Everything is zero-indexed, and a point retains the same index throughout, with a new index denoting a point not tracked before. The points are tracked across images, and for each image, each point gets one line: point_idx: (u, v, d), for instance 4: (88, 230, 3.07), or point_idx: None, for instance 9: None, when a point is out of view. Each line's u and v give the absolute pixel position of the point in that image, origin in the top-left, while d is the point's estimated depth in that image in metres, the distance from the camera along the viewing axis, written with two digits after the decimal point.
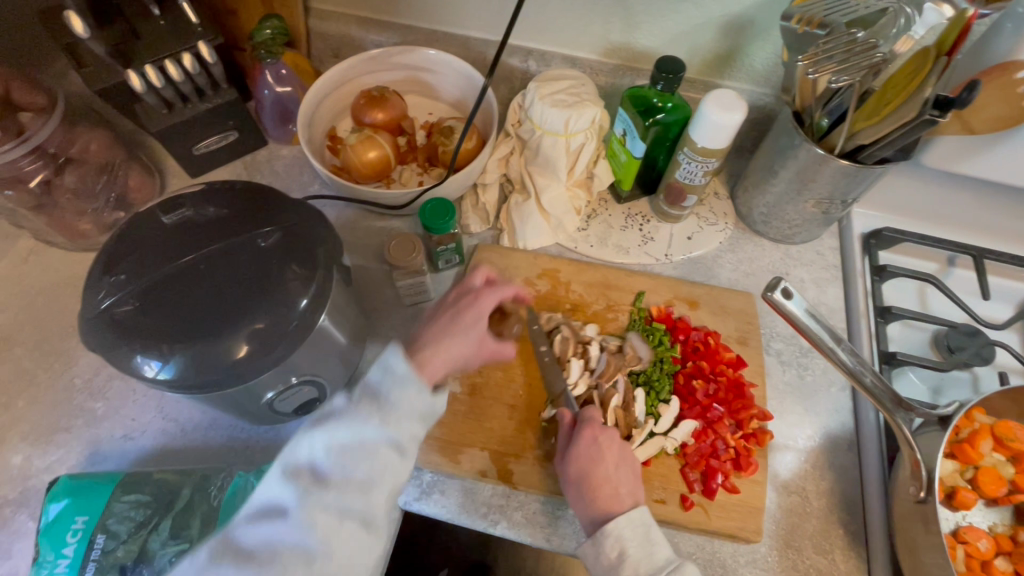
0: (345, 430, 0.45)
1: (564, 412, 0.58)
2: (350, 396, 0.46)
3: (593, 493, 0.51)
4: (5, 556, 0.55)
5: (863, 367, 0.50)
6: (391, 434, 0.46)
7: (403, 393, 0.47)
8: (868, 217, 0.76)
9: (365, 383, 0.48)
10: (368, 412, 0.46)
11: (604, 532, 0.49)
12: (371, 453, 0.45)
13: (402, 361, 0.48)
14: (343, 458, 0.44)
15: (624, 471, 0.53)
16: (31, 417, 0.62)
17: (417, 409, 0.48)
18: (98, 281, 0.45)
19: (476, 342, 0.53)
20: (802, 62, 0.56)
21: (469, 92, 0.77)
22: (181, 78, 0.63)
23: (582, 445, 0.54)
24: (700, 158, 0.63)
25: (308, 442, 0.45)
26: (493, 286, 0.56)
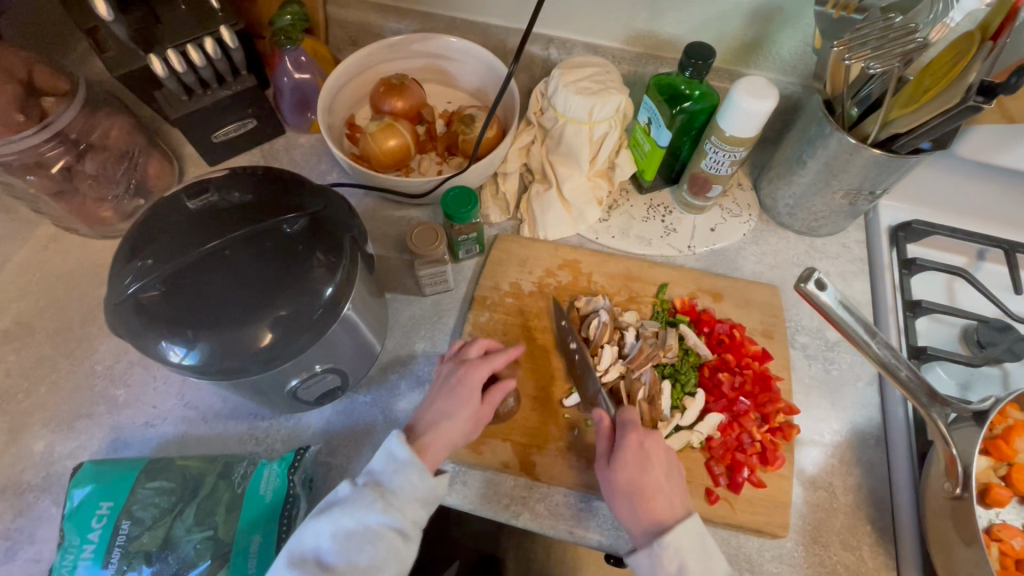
0: (350, 518, 0.46)
1: (601, 414, 0.56)
2: (355, 483, 0.48)
3: (646, 502, 0.51)
4: (30, 542, 0.55)
5: (898, 361, 0.49)
6: (393, 518, 0.47)
7: (405, 478, 0.49)
8: (896, 209, 0.74)
9: (368, 473, 0.50)
10: (373, 498, 0.47)
11: (663, 546, 0.49)
12: (374, 539, 0.46)
13: (403, 446, 0.50)
14: (349, 544, 0.45)
15: (672, 479, 0.52)
16: (54, 403, 0.62)
17: (418, 495, 0.49)
18: (125, 266, 0.45)
19: (472, 416, 0.54)
20: (837, 48, 0.55)
21: (490, 81, 0.76)
22: (203, 64, 0.63)
23: (630, 453, 0.52)
24: (727, 147, 0.62)
25: (314, 530, 0.46)
26: (488, 357, 0.57)
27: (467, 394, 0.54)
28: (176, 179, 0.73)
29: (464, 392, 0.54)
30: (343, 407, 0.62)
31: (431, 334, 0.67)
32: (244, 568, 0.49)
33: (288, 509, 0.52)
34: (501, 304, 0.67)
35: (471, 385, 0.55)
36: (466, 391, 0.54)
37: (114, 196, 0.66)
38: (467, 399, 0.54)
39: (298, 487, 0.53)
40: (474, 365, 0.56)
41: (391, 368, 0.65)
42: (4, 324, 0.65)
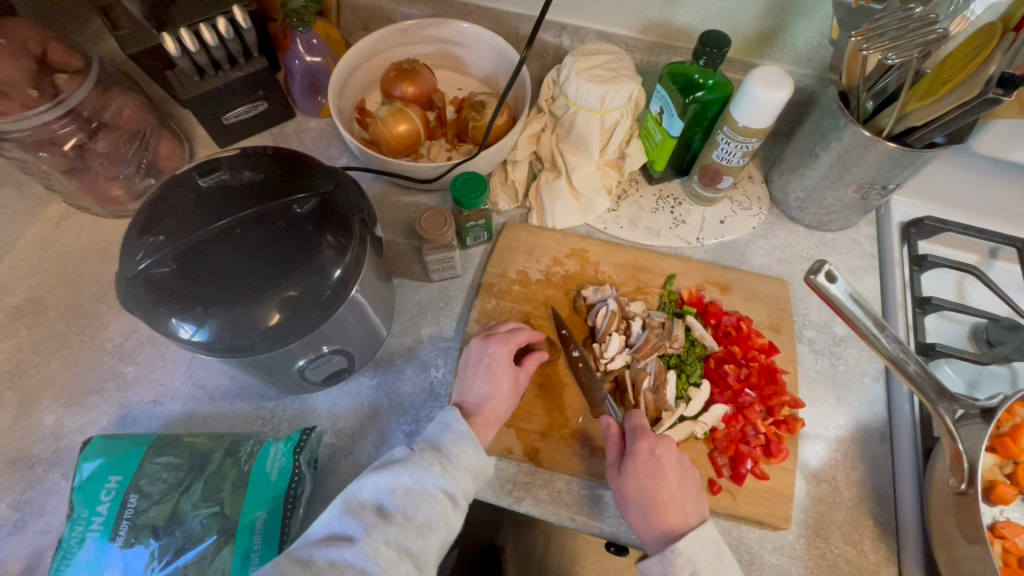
0: (409, 476, 0.48)
1: (609, 421, 0.56)
2: (413, 446, 0.50)
3: (658, 510, 0.51)
4: (39, 513, 0.56)
5: (907, 356, 0.48)
6: (449, 484, 0.49)
7: (462, 448, 0.51)
8: (908, 205, 0.74)
9: (425, 439, 0.52)
10: (432, 461, 0.49)
11: (675, 552, 0.49)
12: (429, 500, 0.48)
13: (460, 421, 0.52)
14: (406, 499, 0.47)
15: (685, 485, 0.52)
16: (63, 378, 0.63)
17: (471, 467, 0.51)
18: (136, 242, 0.45)
19: (509, 387, 0.57)
20: (854, 36, 0.54)
21: (501, 68, 0.75)
22: (215, 43, 0.63)
23: (641, 460, 0.52)
24: (739, 138, 0.61)
25: (374, 482, 0.48)
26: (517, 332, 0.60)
27: (505, 365, 0.57)
28: (186, 160, 0.74)
29: (499, 364, 0.57)
30: (349, 389, 0.62)
31: (438, 320, 0.67)
32: (249, 544, 0.49)
33: (293, 488, 0.52)
34: (508, 291, 0.67)
35: (505, 357, 0.58)
36: (503, 364, 0.57)
37: (125, 174, 0.66)
38: (504, 371, 0.57)
39: (304, 467, 0.53)
40: (504, 339, 0.59)
41: (397, 352, 0.65)
42: (14, 300, 0.66)
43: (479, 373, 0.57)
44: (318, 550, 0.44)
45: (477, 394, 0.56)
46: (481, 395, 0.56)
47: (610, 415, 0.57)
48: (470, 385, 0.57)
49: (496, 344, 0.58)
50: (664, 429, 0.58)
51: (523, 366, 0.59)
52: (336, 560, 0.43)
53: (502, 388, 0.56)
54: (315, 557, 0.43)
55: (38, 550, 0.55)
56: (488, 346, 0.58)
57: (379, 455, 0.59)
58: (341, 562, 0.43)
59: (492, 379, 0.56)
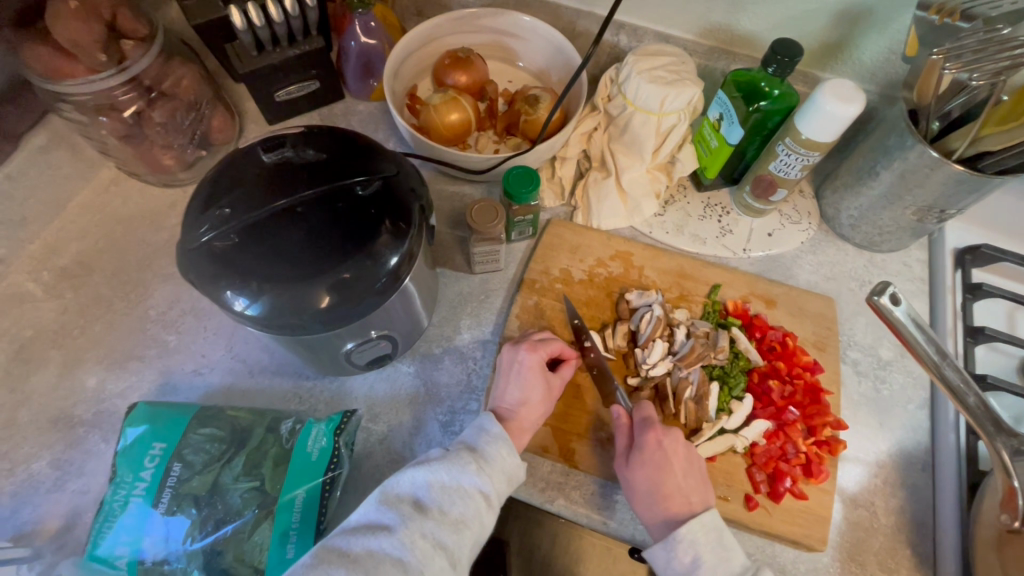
0: (446, 472, 0.48)
1: (618, 410, 0.56)
2: (448, 445, 0.50)
3: (663, 499, 0.51)
4: (78, 474, 0.57)
5: (966, 387, 0.47)
6: (484, 482, 0.48)
7: (498, 449, 0.50)
8: (963, 231, 0.71)
9: (461, 440, 0.52)
10: (468, 459, 0.49)
11: (677, 537, 0.49)
12: (465, 497, 0.47)
13: (495, 423, 0.52)
14: (443, 495, 0.47)
15: (690, 475, 0.52)
16: (107, 342, 0.63)
17: (506, 468, 0.50)
18: (202, 214, 0.46)
19: (542, 389, 0.56)
20: (934, 56, 0.53)
21: (556, 62, 0.74)
22: (279, 19, 0.62)
23: (649, 451, 0.53)
24: (802, 150, 0.60)
25: (411, 476, 0.48)
26: (547, 339, 0.60)
27: (535, 374, 0.56)
28: (236, 134, 0.74)
29: (529, 372, 0.56)
30: (387, 374, 0.62)
31: (477, 312, 0.67)
32: (289, 521, 0.50)
33: (332, 470, 0.52)
34: (550, 289, 0.66)
35: (535, 364, 0.57)
36: (535, 372, 0.56)
37: (179, 145, 0.67)
38: (536, 378, 0.56)
39: (343, 449, 0.53)
40: (534, 346, 0.58)
41: (436, 341, 0.65)
42: (63, 261, 0.67)
43: (511, 379, 0.56)
44: (355, 538, 0.44)
45: (510, 399, 0.55)
46: (513, 402, 0.55)
47: (619, 404, 0.57)
48: (502, 391, 0.56)
49: (526, 352, 0.57)
50: (703, 440, 0.57)
51: (557, 374, 0.58)
52: (374, 548, 0.43)
53: (533, 394, 0.56)
54: (353, 545, 0.43)
55: (77, 509, 0.56)
56: (518, 353, 0.57)
57: (414, 443, 0.59)
58: (378, 551, 0.43)
59: (524, 385, 0.56)
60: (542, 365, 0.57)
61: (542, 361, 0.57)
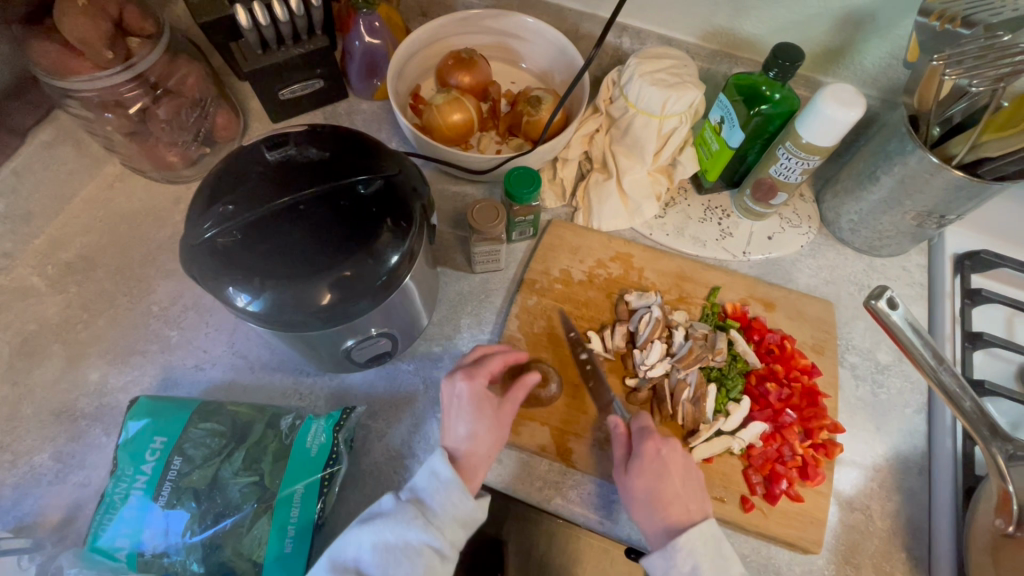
0: (390, 531, 0.47)
1: (617, 421, 0.56)
2: (396, 498, 0.49)
3: (663, 507, 0.51)
4: (80, 466, 0.58)
5: (963, 391, 0.47)
6: (432, 538, 0.47)
7: (446, 500, 0.48)
8: (963, 237, 0.72)
9: (412, 489, 0.50)
10: (414, 514, 0.47)
11: (676, 547, 0.48)
12: (413, 555, 0.46)
13: (445, 465, 0.50)
14: (388, 557, 0.46)
15: (688, 483, 0.52)
16: (110, 336, 0.64)
17: (458, 515, 0.49)
18: (205, 211, 0.46)
19: (489, 422, 0.53)
20: (935, 62, 0.53)
21: (559, 64, 0.75)
22: (285, 19, 0.63)
23: (647, 459, 0.53)
24: (802, 154, 0.60)
25: (356, 539, 0.47)
26: (489, 358, 0.57)
27: (477, 404, 0.53)
28: (240, 132, 0.74)
29: (471, 405, 0.53)
30: (387, 372, 0.63)
31: (477, 312, 0.67)
32: (287, 516, 0.50)
33: (331, 466, 0.53)
34: (550, 290, 0.67)
35: (475, 394, 0.53)
36: (477, 403, 0.53)
37: (183, 142, 0.68)
38: (478, 408, 0.53)
39: (343, 445, 0.54)
40: (471, 374, 0.54)
41: (436, 340, 0.65)
42: (67, 255, 0.67)
43: (453, 416, 0.53)
44: None
45: (456, 435, 0.52)
46: (458, 438, 0.52)
47: (616, 414, 0.57)
48: (447, 427, 0.53)
49: (464, 382, 0.53)
50: (700, 441, 0.57)
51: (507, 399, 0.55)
52: None
53: (481, 426, 0.52)
54: None
55: (79, 502, 0.56)
56: (456, 386, 0.53)
57: (413, 441, 0.59)
58: None
59: (470, 418, 0.52)
60: (484, 392, 0.54)
61: (483, 388, 0.54)
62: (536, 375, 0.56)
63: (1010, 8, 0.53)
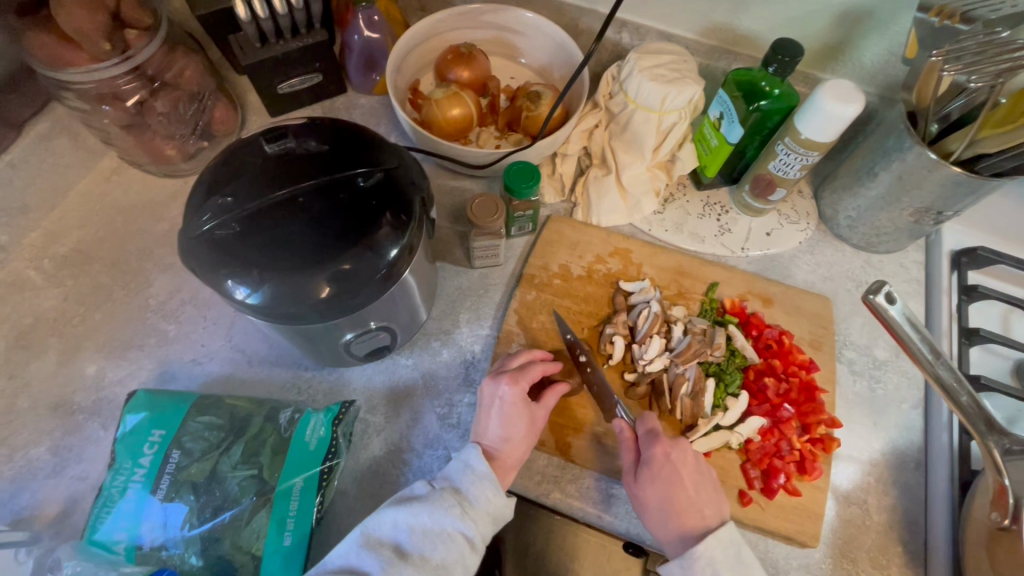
0: (428, 515, 0.48)
1: (622, 424, 0.56)
2: (433, 484, 0.51)
3: (677, 514, 0.51)
4: (77, 460, 0.57)
5: (959, 386, 0.48)
6: (467, 525, 0.48)
7: (483, 490, 0.50)
8: (960, 234, 0.72)
9: (447, 478, 0.52)
10: (451, 501, 0.49)
11: (695, 555, 0.49)
12: (447, 541, 0.47)
13: (482, 460, 0.52)
14: (423, 540, 0.47)
15: (702, 488, 0.52)
16: (107, 330, 0.64)
17: (491, 510, 0.50)
18: (204, 203, 0.46)
19: (525, 426, 0.54)
20: (933, 58, 0.53)
21: (559, 59, 0.75)
22: (283, 11, 0.63)
23: (656, 466, 0.53)
24: (801, 150, 0.60)
25: (392, 518, 0.48)
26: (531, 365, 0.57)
27: (517, 410, 0.54)
28: (238, 126, 0.74)
29: (512, 407, 0.54)
30: (385, 367, 0.63)
31: (476, 307, 0.67)
32: (286, 509, 0.50)
33: (330, 460, 0.53)
34: (549, 285, 0.67)
35: (518, 399, 0.54)
36: (518, 407, 0.54)
37: (181, 135, 0.67)
38: (518, 414, 0.54)
39: (341, 439, 0.54)
40: (515, 379, 0.55)
41: (435, 335, 0.65)
42: (64, 249, 0.67)
43: (492, 416, 0.54)
44: None
45: (493, 436, 0.54)
46: (496, 438, 0.54)
47: (621, 419, 0.57)
48: (484, 428, 0.54)
49: (507, 386, 0.54)
50: (698, 436, 0.57)
51: (541, 402, 0.56)
52: None
53: (516, 431, 0.54)
54: None
55: (76, 495, 0.56)
56: (499, 387, 0.55)
57: (412, 436, 0.59)
58: None
59: (508, 422, 0.54)
60: (524, 398, 0.55)
61: (525, 394, 0.55)
62: (565, 382, 0.57)
63: (1009, 5, 0.53)
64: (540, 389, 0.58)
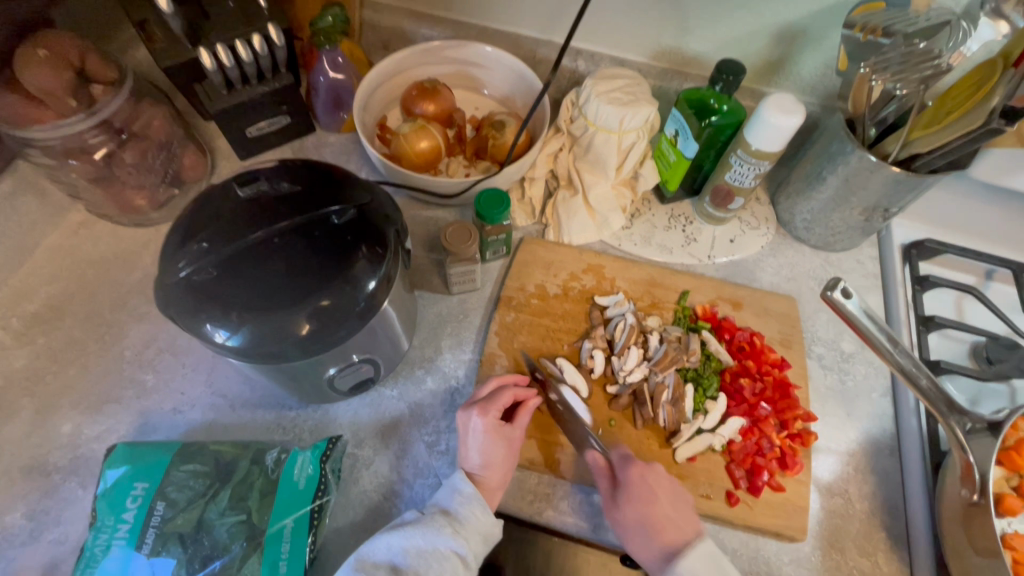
0: (421, 536, 0.49)
1: (594, 454, 0.57)
2: (423, 509, 0.51)
3: (658, 533, 0.52)
4: (55, 523, 0.56)
5: (919, 370, 0.50)
6: (460, 544, 0.49)
7: (472, 509, 0.51)
8: (908, 227, 0.77)
9: (437, 504, 0.53)
10: (443, 522, 0.50)
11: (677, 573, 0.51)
12: (441, 560, 0.48)
13: (468, 482, 0.53)
14: (418, 559, 0.48)
15: (679, 505, 0.54)
16: (81, 386, 0.62)
17: (482, 529, 0.51)
18: (179, 250, 0.46)
19: (502, 449, 0.55)
20: (863, 69, 0.58)
21: (520, 89, 0.78)
22: (249, 59, 0.65)
23: (634, 486, 0.54)
24: (753, 160, 0.64)
25: (387, 542, 0.48)
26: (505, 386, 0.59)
27: (491, 437, 0.54)
28: (208, 172, 0.75)
29: (485, 435, 0.54)
30: (370, 400, 0.63)
31: (457, 333, 0.68)
32: (277, 553, 0.50)
33: (320, 497, 0.52)
34: (526, 305, 0.68)
35: (491, 427, 0.55)
36: (491, 435, 0.54)
37: (151, 184, 0.67)
38: (493, 440, 0.54)
39: (330, 476, 0.54)
40: (485, 408, 0.55)
41: (418, 363, 0.66)
42: (33, 306, 0.66)
43: (467, 446, 0.55)
44: None
45: (471, 464, 0.54)
46: (475, 466, 0.54)
47: (593, 447, 0.58)
48: (463, 457, 0.55)
49: (478, 417, 0.55)
50: (681, 442, 0.59)
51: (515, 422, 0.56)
52: None
53: (494, 456, 0.54)
54: None
55: (56, 560, 0.54)
56: (470, 419, 0.55)
57: (401, 467, 0.59)
58: None
59: (484, 450, 0.54)
60: (498, 425, 0.55)
61: (497, 421, 0.55)
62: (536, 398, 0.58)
63: (923, 19, 0.58)
64: (515, 410, 0.59)
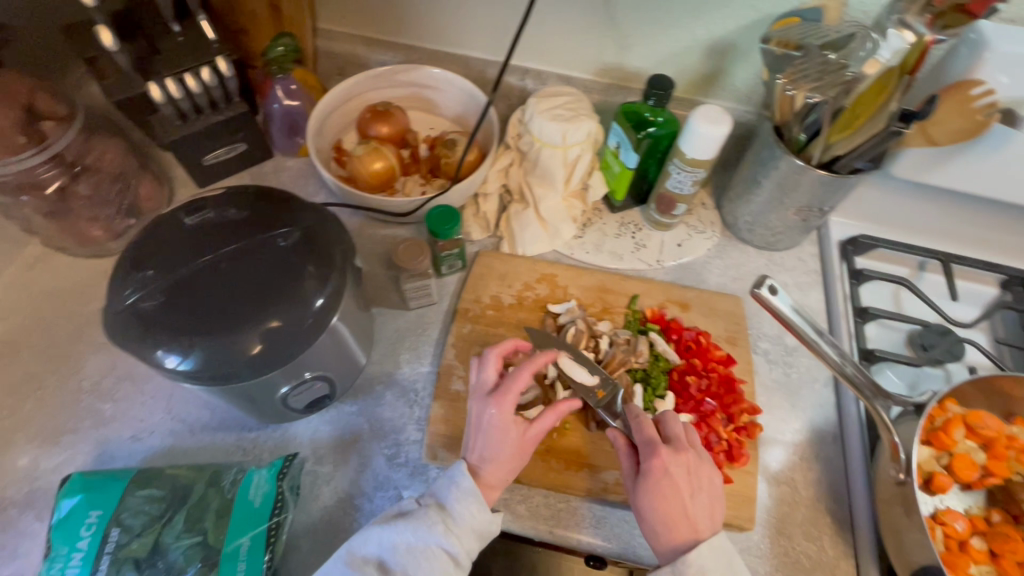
0: (412, 533, 0.49)
1: (616, 433, 0.56)
2: (420, 501, 0.51)
3: (670, 525, 0.50)
4: (11, 558, 0.55)
5: (843, 358, 0.53)
6: (451, 542, 0.49)
7: (468, 507, 0.51)
8: (845, 225, 0.81)
9: (434, 494, 0.52)
10: (435, 518, 0.50)
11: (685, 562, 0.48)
12: (430, 558, 0.48)
13: (468, 478, 0.51)
14: (408, 557, 0.48)
15: (700, 499, 0.51)
16: (38, 419, 0.62)
17: (478, 527, 0.51)
18: (126, 278, 0.48)
19: (512, 443, 0.53)
20: (782, 80, 0.64)
21: (471, 109, 0.81)
22: (199, 91, 0.67)
23: (652, 476, 0.51)
24: (688, 168, 0.67)
25: (378, 537, 0.49)
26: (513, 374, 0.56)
27: (506, 428, 0.53)
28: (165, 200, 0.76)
29: (500, 426, 0.53)
30: (330, 416, 0.64)
31: (416, 346, 0.70)
32: (234, 570, 0.50)
33: (277, 514, 0.53)
34: (482, 316, 0.70)
35: (506, 418, 0.53)
36: (505, 425, 0.53)
37: (106, 216, 0.69)
38: (506, 431, 0.53)
39: (287, 493, 0.54)
40: (503, 398, 0.54)
41: (377, 378, 0.67)
42: None
43: (478, 436, 0.53)
44: None
45: (477, 454, 0.53)
46: (480, 457, 0.53)
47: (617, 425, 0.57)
48: (471, 446, 0.54)
49: (494, 408, 0.53)
50: None
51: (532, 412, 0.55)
52: None
53: (503, 450, 0.53)
54: None
55: None
56: (487, 407, 0.54)
57: (362, 481, 0.60)
58: None
59: (493, 442, 0.53)
60: (513, 415, 0.53)
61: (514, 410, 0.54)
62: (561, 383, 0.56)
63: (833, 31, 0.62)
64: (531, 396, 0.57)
